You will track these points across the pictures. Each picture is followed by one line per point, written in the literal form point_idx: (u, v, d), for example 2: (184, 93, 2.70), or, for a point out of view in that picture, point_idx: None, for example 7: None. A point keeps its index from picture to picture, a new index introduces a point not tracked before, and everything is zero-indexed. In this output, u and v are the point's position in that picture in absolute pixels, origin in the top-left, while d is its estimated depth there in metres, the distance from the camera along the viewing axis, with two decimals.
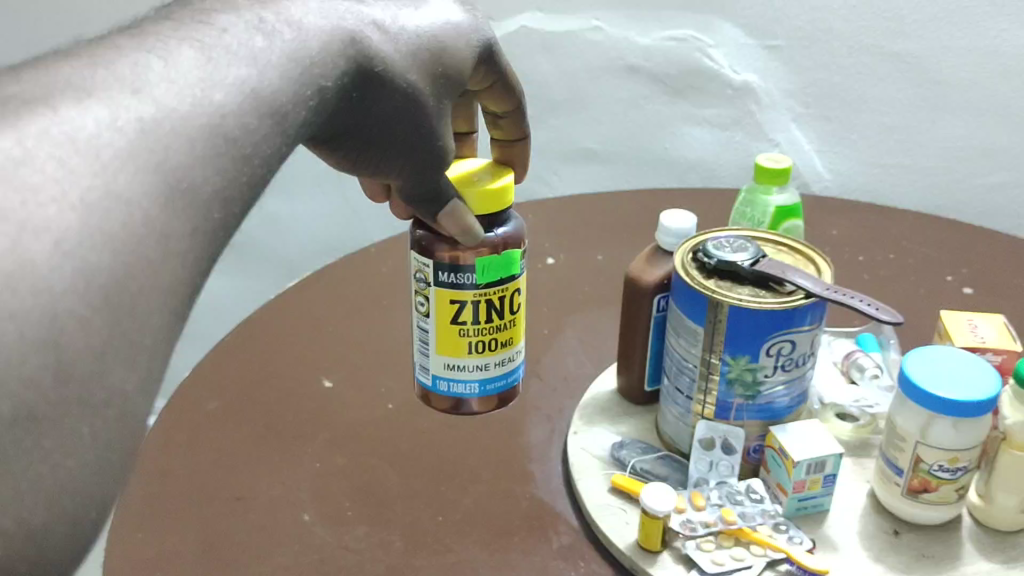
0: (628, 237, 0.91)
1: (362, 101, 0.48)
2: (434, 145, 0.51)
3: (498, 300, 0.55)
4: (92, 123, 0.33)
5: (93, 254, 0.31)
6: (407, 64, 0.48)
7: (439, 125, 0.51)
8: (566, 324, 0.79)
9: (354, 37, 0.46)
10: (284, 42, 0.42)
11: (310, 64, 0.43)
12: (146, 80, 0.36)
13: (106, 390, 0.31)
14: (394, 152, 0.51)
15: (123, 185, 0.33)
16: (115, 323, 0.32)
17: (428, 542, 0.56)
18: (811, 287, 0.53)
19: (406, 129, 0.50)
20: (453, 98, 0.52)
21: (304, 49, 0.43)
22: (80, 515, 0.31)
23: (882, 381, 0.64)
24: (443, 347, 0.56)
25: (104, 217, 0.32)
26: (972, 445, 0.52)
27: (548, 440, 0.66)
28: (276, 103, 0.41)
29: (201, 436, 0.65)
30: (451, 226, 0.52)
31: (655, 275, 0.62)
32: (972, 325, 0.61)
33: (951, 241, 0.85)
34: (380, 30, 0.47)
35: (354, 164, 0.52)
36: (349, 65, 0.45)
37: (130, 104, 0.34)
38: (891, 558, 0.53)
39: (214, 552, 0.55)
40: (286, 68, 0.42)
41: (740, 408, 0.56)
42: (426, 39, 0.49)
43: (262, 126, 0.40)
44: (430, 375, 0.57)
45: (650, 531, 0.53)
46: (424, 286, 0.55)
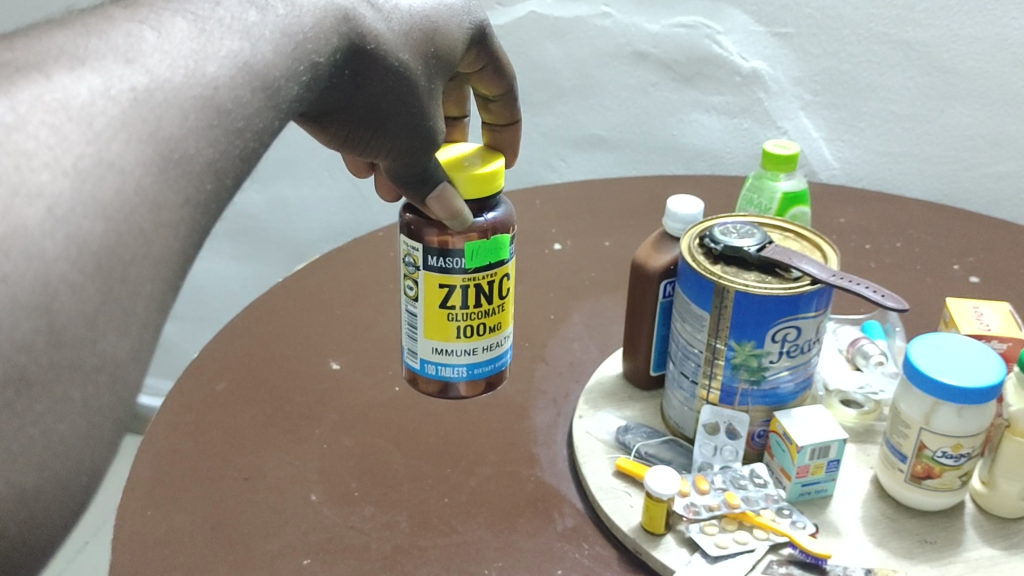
0: (634, 223, 0.91)
1: (354, 79, 0.48)
2: (423, 125, 0.52)
3: (486, 285, 0.55)
4: (85, 91, 0.33)
5: (86, 221, 0.31)
6: (400, 43, 0.49)
7: (429, 105, 0.52)
8: (572, 309, 0.79)
9: (348, 14, 0.46)
10: (278, 17, 0.42)
11: (304, 39, 0.43)
12: (139, 50, 0.36)
13: (99, 356, 0.31)
14: (386, 134, 0.51)
15: (115, 154, 0.33)
16: (107, 290, 0.32)
17: (433, 522, 0.57)
18: (816, 274, 0.53)
19: (397, 108, 0.50)
20: (443, 80, 0.53)
21: (297, 24, 0.43)
22: (71, 479, 0.31)
23: (887, 368, 0.64)
24: (431, 330, 0.56)
25: (98, 184, 0.32)
26: (977, 432, 0.52)
27: (553, 424, 0.66)
28: (269, 77, 0.41)
29: (209, 416, 0.66)
30: (439, 209, 0.51)
31: (662, 260, 0.62)
32: (978, 313, 0.61)
33: (958, 229, 0.85)
34: (373, 7, 0.48)
35: (344, 142, 0.52)
36: (343, 41, 0.46)
37: (123, 74, 0.35)
38: (893, 544, 0.54)
39: (222, 533, 0.56)
40: (281, 44, 0.42)
41: (745, 393, 0.57)
42: (417, 19, 0.50)
43: (255, 100, 0.40)
44: (418, 358, 0.58)
45: (654, 514, 0.54)
46: (414, 270, 0.55)
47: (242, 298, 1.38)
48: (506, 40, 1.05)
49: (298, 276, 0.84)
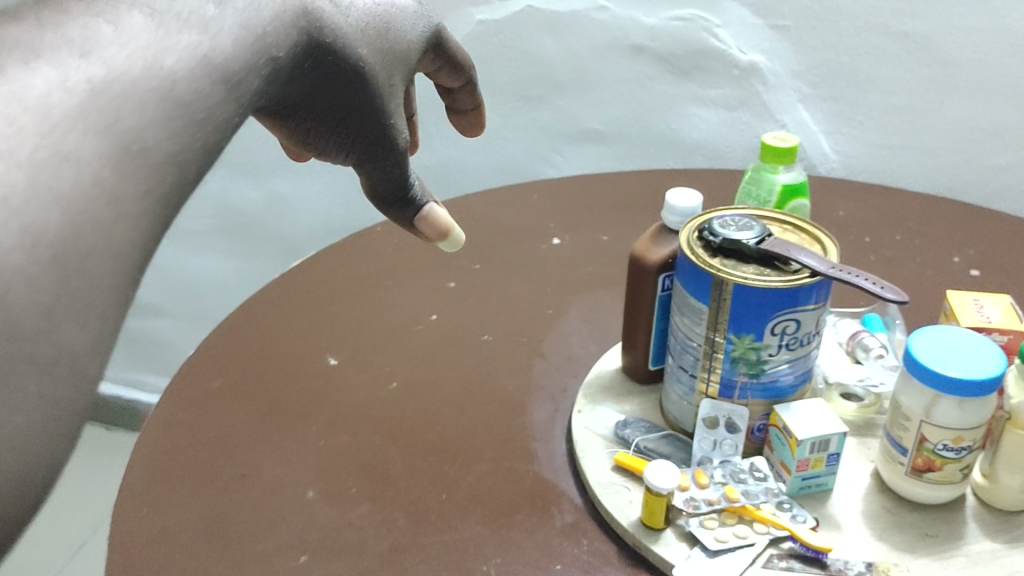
0: (632, 217, 0.90)
1: (315, 73, 0.48)
2: (384, 123, 0.51)
3: None
4: (41, 83, 0.33)
5: (43, 213, 0.31)
6: (357, 38, 0.49)
7: (389, 100, 0.51)
8: (570, 303, 0.79)
9: (307, 9, 0.45)
10: (237, 10, 0.42)
11: (263, 33, 0.43)
12: (96, 42, 0.36)
13: (56, 348, 0.31)
14: (347, 130, 0.51)
15: (72, 145, 0.33)
16: (65, 281, 0.31)
17: (431, 518, 0.56)
18: (816, 266, 0.53)
19: (358, 101, 0.50)
20: (400, 78, 0.53)
21: (257, 16, 0.43)
22: (35, 477, 0.30)
23: (887, 360, 0.64)
24: None
25: (54, 176, 0.32)
26: (977, 424, 0.52)
27: (552, 420, 0.66)
28: (228, 70, 0.40)
29: (205, 413, 0.65)
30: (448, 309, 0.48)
31: (661, 254, 0.61)
32: (978, 305, 0.61)
33: (958, 220, 0.85)
34: (332, 3, 0.48)
35: (304, 137, 0.52)
36: (302, 36, 0.45)
37: (80, 66, 0.34)
38: (894, 538, 0.53)
39: (217, 531, 0.55)
40: (239, 37, 0.41)
41: (744, 387, 0.56)
42: (372, 17, 0.50)
43: (215, 93, 0.39)
44: None
45: (654, 509, 0.53)
46: None
47: (241, 295, 1.38)
48: (503, 34, 1.04)
49: (294, 273, 0.83)
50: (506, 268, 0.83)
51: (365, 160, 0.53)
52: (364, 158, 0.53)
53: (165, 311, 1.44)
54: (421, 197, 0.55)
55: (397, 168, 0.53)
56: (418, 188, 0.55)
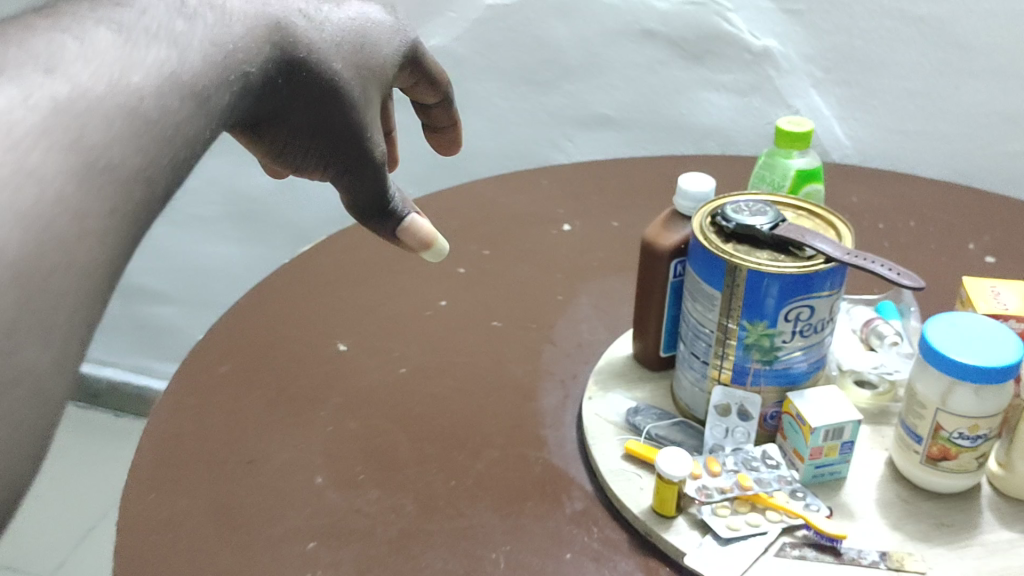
0: (644, 203, 0.89)
1: (289, 87, 0.48)
2: (361, 137, 0.51)
3: None
4: (4, 101, 0.33)
5: (4, 229, 0.31)
6: (332, 53, 0.49)
7: (366, 114, 0.51)
8: (580, 290, 0.78)
9: (279, 23, 0.47)
10: (207, 26, 0.43)
11: (234, 49, 0.44)
12: (61, 58, 0.36)
13: (16, 368, 0.31)
14: (323, 144, 0.51)
15: (35, 162, 0.33)
16: (25, 300, 0.32)
17: (440, 505, 0.56)
18: (831, 252, 0.52)
19: (334, 116, 0.50)
20: (377, 94, 0.54)
21: (225, 33, 0.44)
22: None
23: (903, 348, 0.63)
24: None
25: (16, 193, 0.32)
26: (994, 412, 0.51)
27: (562, 406, 0.65)
28: (198, 86, 0.41)
29: (213, 398, 0.65)
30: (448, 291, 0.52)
31: (674, 239, 0.61)
32: (995, 291, 0.60)
33: (972, 207, 0.84)
34: (306, 18, 0.49)
35: (281, 154, 0.51)
36: (273, 50, 0.46)
37: (45, 83, 0.35)
38: (909, 526, 0.53)
39: (227, 516, 0.55)
40: (208, 53, 0.42)
41: (757, 373, 0.56)
42: (348, 32, 0.51)
43: (184, 107, 0.40)
44: None
45: (665, 496, 0.53)
46: None
47: (250, 281, 1.38)
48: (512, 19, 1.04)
49: (301, 258, 0.82)
50: (514, 254, 0.82)
51: (345, 176, 0.52)
52: (342, 175, 0.52)
53: (175, 296, 1.44)
54: (403, 209, 0.54)
55: (376, 183, 0.53)
56: (400, 200, 0.54)
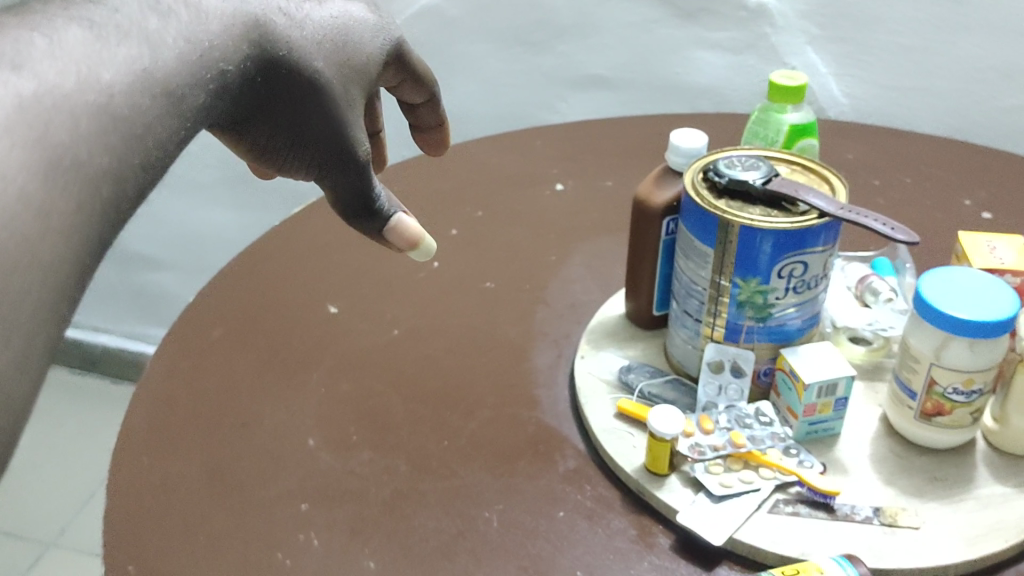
0: (637, 163, 0.89)
1: (269, 87, 0.47)
2: (343, 133, 0.48)
3: None
4: None
5: None
6: (313, 50, 0.48)
7: (349, 112, 0.49)
8: (574, 250, 0.77)
9: (258, 20, 0.46)
10: (182, 23, 0.43)
11: (211, 47, 0.43)
12: (28, 56, 0.37)
13: None
14: (304, 142, 0.48)
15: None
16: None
17: (432, 466, 0.56)
18: (824, 207, 0.51)
19: (314, 114, 0.48)
20: (361, 93, 0.51)
21: (201, 30, 0.43)
22: None
23: (897, 304, 0.63)
24: None
25: None
26: (988, 366, 0.50)
27: (555, 366, 0.65)
28: (171, 85, 0.41)
29: (205, 361, 0.65)
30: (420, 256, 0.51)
31: (665, 196, 0.60)
32: (991, 246, 0.59)
33: (969, 163, 0.83)
34: (286, 16, 0.47)
35: (263, 155, 0.49)
36: (251, 48, 0.45)
37: (10, 80, 0.35)
38: (901, 481, 0.53)
39: (220, 478, 0.55)
40: (183, 51, 0.42)
41: (750, 330, 0.55)
42: (330, 30, 0.50)
43: (155, 106, 0.40)
44: None
45: (658, 454, 0.53)
46: None
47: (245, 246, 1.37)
48: None
49: (293, 220, 0.82)
50: (507, 215, 0.82)
51: (327, 174, 0.49)
52: (323, 172, 0.49)
53: (170, 262, 1.43)
54: (388, 206, 0.51)
55: (359, 180, 0.50)
56: (385, 199, 0.51)
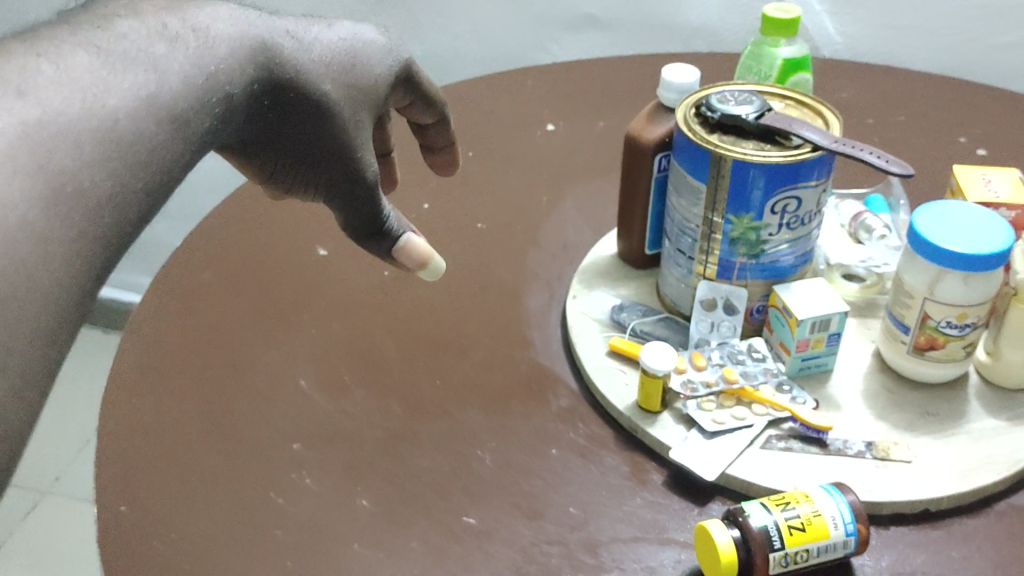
0: (630, 104, 0.88)
1: (277, 110, 0.48)
2: (350, 156, 0.49)
3: (796, 542, 0.43)
4: None
5: None
6: (320, 74, 0.49)
7: (357, 134, 0.50)
8: (566, 191, 0.77)
9: (264, 44, 0.47)
10: (189, 50, 0.43)
11: (216, 70, 0.44)
12: (33, 82, 0.37)
13: None
14: (313, 163, 0.49)
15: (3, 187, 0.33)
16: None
17: (425, 406, 0.56)
18: (818, 140, 0.50)
19: (322, 139, 0.49)
20: (369, 116, 0.52)
21: (208, 55, 0.44)
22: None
23: (891, 241, 0.62)
24: (815, 537, 0.43)
25: None
26: (982, 300, 0.50)
27: (547, 307, 0.64)
28: (176, 108, 0.41)
29: (195, 303, 0.64)
30: (410, 260, 0.52)
31: (657, 133, 0.59)
32: (986, 179, 0.59)
33: (964, 100, 0.82)
34: (294, 40, 0.49)
35: (274, 174, 0.51)
36: (260, 71, 0.46)
37: (14, 107, 0.35)
38: (894, 416, 0.53)
39: (213, 419, 0.55)
40: (189, 75, 0.42)
41: (743, 268, 0.55)
42: (338, 55, 0.51)
43: (160, 132, 0.40)
44: (845, 544, 0.44)
45: (650, 391, 0.53)
46: (783, 548, 0.43)
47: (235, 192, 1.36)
48: None
49: None
50: (498, 157, 0.81)
51: (336, 195, 0.51)
52: (331, 191, 0.51)
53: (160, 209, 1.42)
54: (398, 227, 0.52)
55: (366, 200, 0.51)
56: (394, 219, 0.52)
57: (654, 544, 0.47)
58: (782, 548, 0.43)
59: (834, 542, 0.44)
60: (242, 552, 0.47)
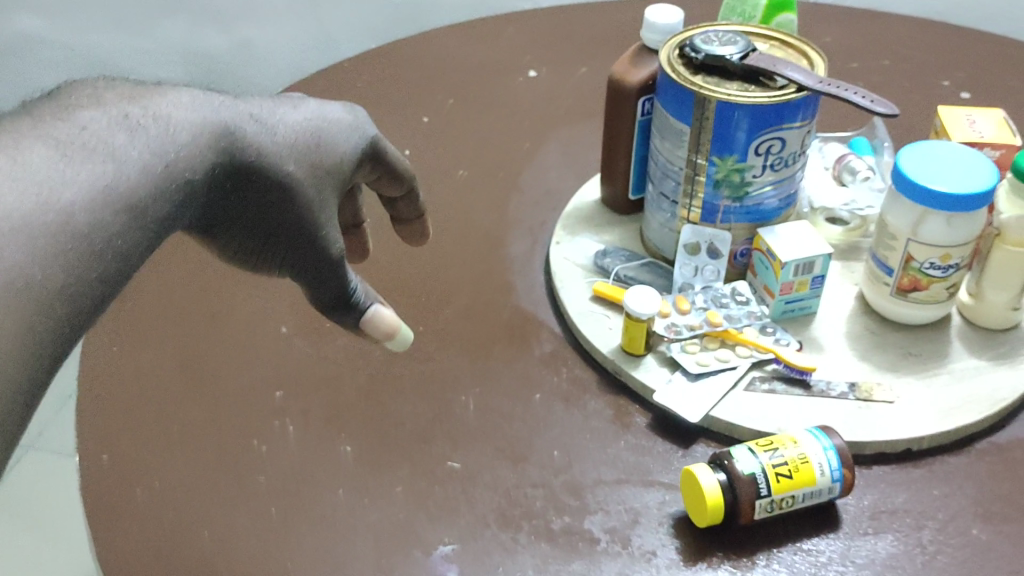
0: (613, 50, 0.87)
1: (238, 193, 0.45)
2: (314, 235, 0.46)
3: (782, 490, 0.43)
4: None
5: None
6: (284, 154, 0.45)
7: (321, 213, 0.46)
8: (548, 138, 0.76)
9: (229, 128, 0.44)
10: (151, 136, 0.41)
11: (176, 157, 0.41)
12: None
13: None
14: (277, 244, 0.46)
15: None
16: None
17: (408, 352, 0.55)
18: (803, 81, 0.50)
19: (284, 221, 0.45)
20: (338, 196, 0.48)
21: (169, 142, 0.41)
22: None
23: (875, 183, 0.62)
24: (801, 484, 0.43)
25: None
26: (965, 241, 0.50)
27: (530, 253, 0.64)
28: (133, 198, 0.38)
29: (174, 250, 0.63)
30: (376, 332, 0.48)
31: (641, 75, 0.58)
32: (970, 120, 0.58)
33: (948, 43, 0.82)
34: (258, 121, 0.46)
35: (243, 258, 0.48)
36: (220, 156, 0.43)
37: None
38: (877, 357, 0.53)
39: (193, 367, 0.54)
40: (150, 165, 0.40)
41: (727, 211, 0.54)
42: (303, 132, 0.47)
43: (117, 222, 0.38)
44: (830, 490, 0.44)
45: (634, 335, 0.52)
46: (768, 496, 0.43)
47: None
48: None
49: None
50: (480, 104, 0.80)
51: (300, 273, 0.47)
52: (299, 272, 0.47)
53: None
54: (366, 298, 0.48)
55: (332, 279, 0.47)
56: (361, 290, 0.48)
57: (637, 486, 0.47)
58: (768, 495, 0.43)
59: (819, 488, 0.44)
60: (224, 501, 0.47)
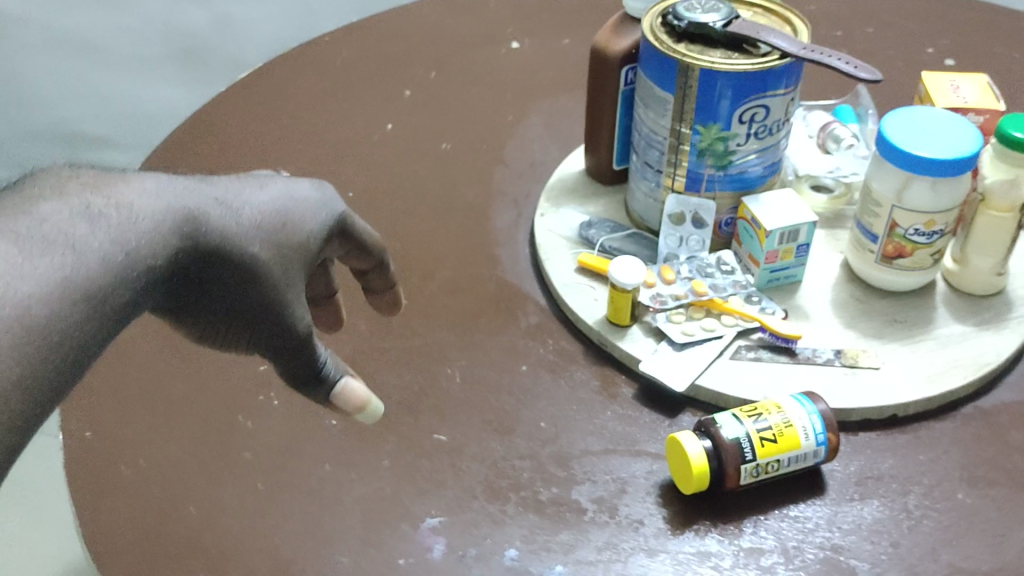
0: (595, 20, 0.86)
1: (200, 278, 0.40)
2: (281, 313, 0.41)
3: (767, 454, 0.43)
4: None
5: None
6: (249, 234, 0.41)
7: (288, 292, 0.41)
8: (531, 109, 0.75)
9: (193, 215, 0.39)
10: (112, 226, 0.37)
11: (139, 246, 0.37)
12: None
13: None
14: (245, 324, 0.42)
15: None
16: None
17: (392, 325, 0.55)
18: (787, 47, 0.49)
19: (248, 304, 0.41)
20: (306, 274, 0.43)
21: (132, 231, 0.37)
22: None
23: (859, 150, 0.62)
24: (786, 446, 0.43)
25: None
26: (949, 206, 0.50)
27: (515, 225, 0.64)
28: (93, 291, 0.35)
29: None
30: (346, 404, 0.43)
31: (623, 43, 0.58)
32: (953, 85, 0.58)
33: (931, 10, 0.82)
34: (222, 206, 0.41)
35: (209, 337, 0.43)
36: (183, 243, 0.39)
37: None
38: (862, 324, 0.53)
39: (176, 344, 0.54)
40: (110, 257, 0.36)
41: (711, 179, 0.54)
42: (269, 213, 0.42)
43: (73, 313, 0.34)
44: (815, 453, 0.44)
45: (619, 305, 0.52)
46: (754, 460, 0.43)
47: None
48: None
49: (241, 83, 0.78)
50: (462, 77, 0.79)
51: (267, 354, 0.42)
52: (267, 352, 0.42)
53: None
54: (336, 370, 0.43)
55: (301, 357, 0.42)
56: (331, 361, 0.43)
57: (624, 456, 0.47)
58: (753, 459, 0.43)
59: (804, 452, 0.44)
60: (210, 477, 0.46)
